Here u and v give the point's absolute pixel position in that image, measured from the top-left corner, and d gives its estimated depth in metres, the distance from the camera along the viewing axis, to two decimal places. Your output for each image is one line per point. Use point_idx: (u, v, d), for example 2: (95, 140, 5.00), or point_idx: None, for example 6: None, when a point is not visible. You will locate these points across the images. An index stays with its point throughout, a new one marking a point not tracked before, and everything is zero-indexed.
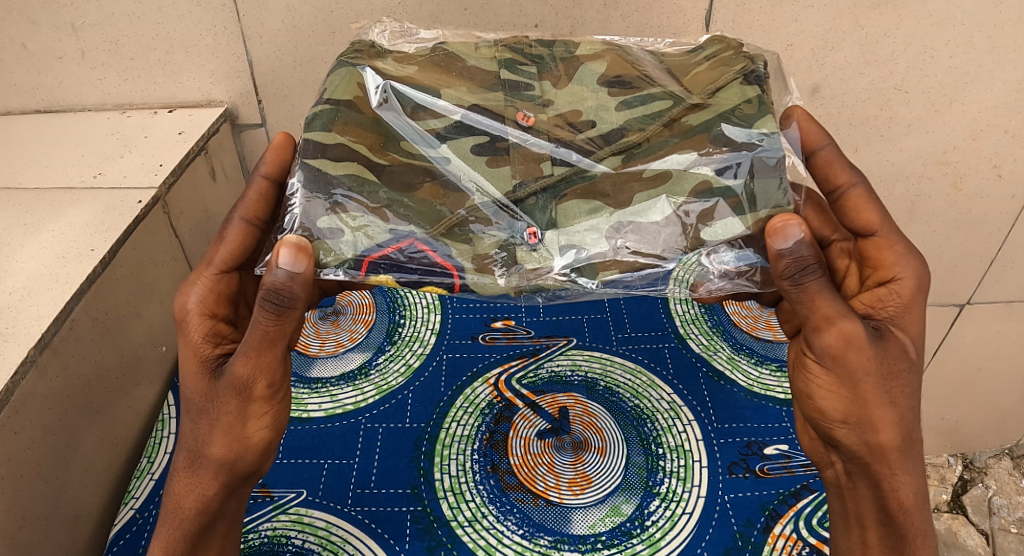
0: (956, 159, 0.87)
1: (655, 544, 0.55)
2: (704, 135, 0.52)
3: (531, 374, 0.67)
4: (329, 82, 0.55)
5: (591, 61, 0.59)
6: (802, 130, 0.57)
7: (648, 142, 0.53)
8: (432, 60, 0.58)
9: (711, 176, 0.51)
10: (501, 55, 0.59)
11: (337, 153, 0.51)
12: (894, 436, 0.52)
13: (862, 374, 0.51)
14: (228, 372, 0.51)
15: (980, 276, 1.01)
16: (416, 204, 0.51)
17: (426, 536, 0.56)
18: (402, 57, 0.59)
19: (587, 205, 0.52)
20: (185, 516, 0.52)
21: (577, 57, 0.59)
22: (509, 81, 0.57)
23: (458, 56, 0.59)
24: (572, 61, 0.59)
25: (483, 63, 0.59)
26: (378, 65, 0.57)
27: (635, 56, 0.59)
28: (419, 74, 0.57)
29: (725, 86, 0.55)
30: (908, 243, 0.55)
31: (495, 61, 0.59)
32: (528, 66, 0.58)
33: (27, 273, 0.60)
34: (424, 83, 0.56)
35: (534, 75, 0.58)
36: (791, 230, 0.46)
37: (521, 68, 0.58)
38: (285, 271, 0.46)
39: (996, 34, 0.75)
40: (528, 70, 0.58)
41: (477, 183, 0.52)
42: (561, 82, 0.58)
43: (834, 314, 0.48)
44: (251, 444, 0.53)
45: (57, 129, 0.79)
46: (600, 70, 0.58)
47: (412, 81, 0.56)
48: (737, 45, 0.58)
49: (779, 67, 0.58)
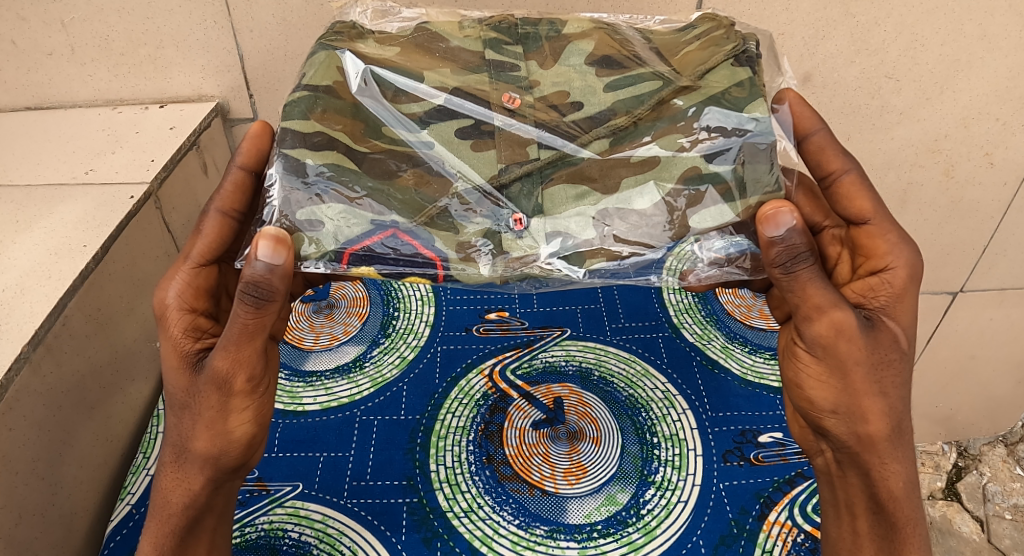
0: (948, 147, 0.87)
1: (651, 532, 0.56)
2: (691, 115, 0.52)
3: (526, 365, 0.67)
4: (308, 67, 0.54)
5: (579, 39, 0.58)
6: (794, 114, 0.56)
7: (635, 124, 0.53)
8: (414, 41, 0.58)
9: (700, 161, 0.51)
10: (486, 34, 0.58)
11: (316, 141, 0.51)
12: (884, 426, 0.53)
13: (852, 363, 0.51)
14: (208, 368, 0.50)
15: (973, 264, 1.02)
16: (401, 191, 0.51)
17: (421, 527, 0.56)
18: (384, 38, 0.58)
19: (574, 190, 0.52)
20: (173, 511, 0.52)
21: (565, 36, 0.58)
22: (494, 61, 0.56)
23: (442, 36, 0.59)
24: (558, 40, 0.58)
25: (467, 43, 0.58)
26: (359, 48, 0.56)
27: (624, 35, 0.58)
28: (400, 56, 0.56)
29: (715, 67, 0.54)
30: (902, 233, 0.55)
31: (479, 41, 0.58)
32: (514, 45, 0.58)
33: (19, 270, 0.60)
34: (405, 67, 0.55)
35: (520, 55, 0.57)
36: (783, 217, 0.46)
37: (506, 48, 0.58)
38: (264, 263, 0.45)
39: (986, 21, 0.75)
40: (514, 50, 0.57)
41: (461, 169, 0.52)
42: (547, 63, 0.57)
43: (826, 303, 0.48)
44: (235, 439, 0.53)
45: (47, 126, 0.79)
46: (587, 49, 0.57)
47: (392, 64, 0.55)
48: (729, 23, 0.57)
49: (770, 43, 0.58)
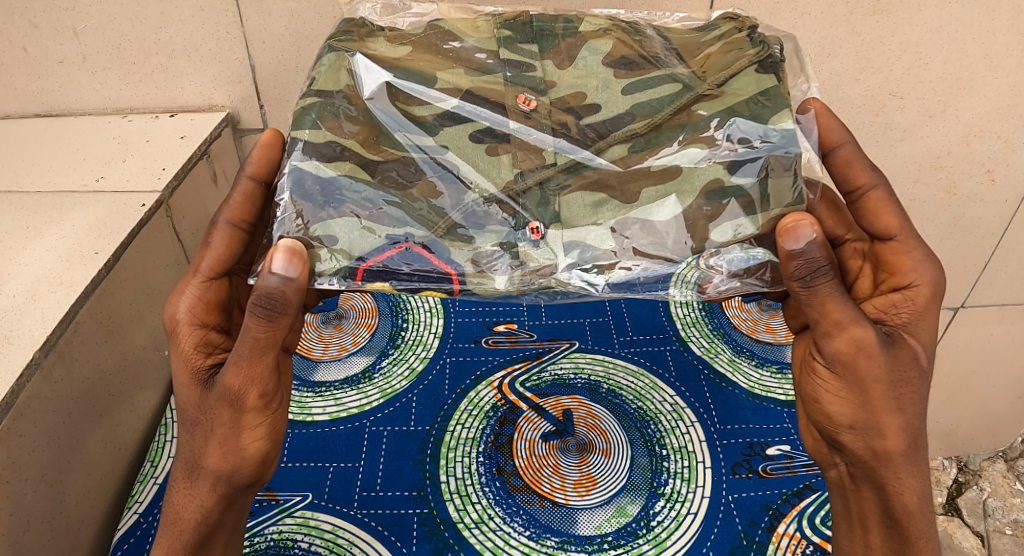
0: (950, 164, 0.88)
1: (661, 544, 0.56)
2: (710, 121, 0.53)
3: (535, 377, 0.67)
4: (317, 69, 0.55)
5: (596, 39, 0.59)
6: (821, 124, 0.56)
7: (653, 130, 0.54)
8: (425, 41, 0.58)
9: (725, 171, 0.51)
10: (500, 32, 0.59)
11: (329, 151, 0.51)
12: (901, 442, 0.53)
13: (871, 380, 0.51)
14: (219, 388, 0.50)
15: (974, 280, 1.03)
16: (421, 201, 0.52)
17: (432, 538, 0.56)
18: (395, 36, 0.59)
19: (591, 198, 0.53)
20: (184, 528, 0.52)
21: (581, 35, 0.59)
22: (510, 61, 0.57)
23: (455, 34, 0.59)
24: (576, 39, 0.59)
25: (482, 42, 0.59)
26: (369, 48, 0.57)
27: (643, 35, 0.59)
28: (411, 56, 0.57)
29: (739, 73, 0.54)
30: (927, 249, 0.56)
31: (494, 40, 0.59)
32: (529, 44, 0.59)
33: (30, 276, 0.60)
34: (417, 68, 0.56)
35: (535, 55, 0.58)
36: (803, 230, 0.47)
37: (521, 47, 0.58)
38: (279, 276, 0.46)
39: (989, 41, 0.77)
40: (530, 50, 0.58)
41: (482, 180, 0.53)
42: (563, 63, 0.58)
43: (846, 320, 0.49)
44: (247, 456, 0.53)
45: (57, 133, 0.80)
46: (604, 49, 0.58)
47: (403, 64, 0.56)
48: (751, 25, 0.57)
49: (796, 48, 0.57)
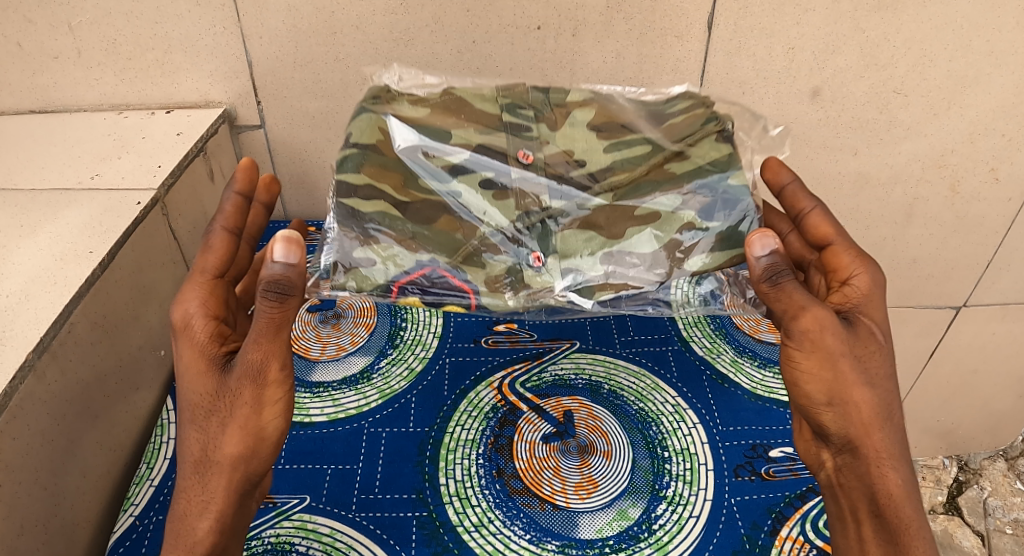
0: (954, 162, 0.87)
1: (663, 547, 0.55)
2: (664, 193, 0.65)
3: (535, 378, 0.67)
4: (354, 126, 0.60)
5: (580, 107, 0.63)
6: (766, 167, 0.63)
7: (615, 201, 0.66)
8: (443, 104, 0.62)
9: (697, 214, 0.57)
10: (501, 99, 0.63)
11: (367, 192, 0.56)
12: (875, 421, 0.52)
13: (838, 355, 0.52)
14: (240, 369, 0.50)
15: (977, 279, 1.02)
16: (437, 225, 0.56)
17: (431, 541, 0.55)
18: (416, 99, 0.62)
19: (586, 236, 0.56)
20: (199, 528, 0.49)
21: (567, 105, 0.64)
22: (510, 123, 0.61)
23: (466, 100, 0.62)
24: (563, 107, 0.63)
25: (486, 106, 0.63)
26: (397, 110, 0.60)
27: (618, 105, 0.64)
28: (429, 117, 0.60)
29: (700, 140, 0.61)
30: (864, 253, 0.57)
31: (496, 104, 0.63)
32: (525, 109, 0.63)
33: (24, 276, 0.59)
34: (430, 125, 0.59)
35: (531, 118, 0.62)
36: (766, 240, 0.52)
37: (520, 111, 0.62)
38: (282, 261, 0.49)
39: (994, 38, 0.76)
40: (526, 113, 0.62)
41: (483, 214, 0.56)
42: (556, 125, 0.62)
43: (805, 301, 0.51)
44: (262, 444, 0.51)
45: (53, 129, 0.79)
46: (590, 117, 0.63)
47: (417, 122, 0.59)
48: (707, 101, 0.64)
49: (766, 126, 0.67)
